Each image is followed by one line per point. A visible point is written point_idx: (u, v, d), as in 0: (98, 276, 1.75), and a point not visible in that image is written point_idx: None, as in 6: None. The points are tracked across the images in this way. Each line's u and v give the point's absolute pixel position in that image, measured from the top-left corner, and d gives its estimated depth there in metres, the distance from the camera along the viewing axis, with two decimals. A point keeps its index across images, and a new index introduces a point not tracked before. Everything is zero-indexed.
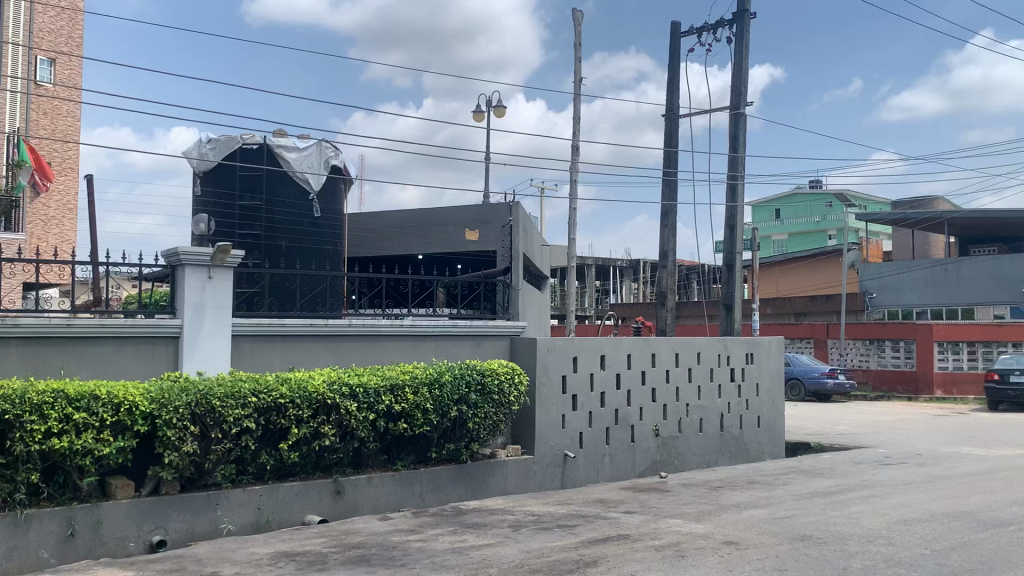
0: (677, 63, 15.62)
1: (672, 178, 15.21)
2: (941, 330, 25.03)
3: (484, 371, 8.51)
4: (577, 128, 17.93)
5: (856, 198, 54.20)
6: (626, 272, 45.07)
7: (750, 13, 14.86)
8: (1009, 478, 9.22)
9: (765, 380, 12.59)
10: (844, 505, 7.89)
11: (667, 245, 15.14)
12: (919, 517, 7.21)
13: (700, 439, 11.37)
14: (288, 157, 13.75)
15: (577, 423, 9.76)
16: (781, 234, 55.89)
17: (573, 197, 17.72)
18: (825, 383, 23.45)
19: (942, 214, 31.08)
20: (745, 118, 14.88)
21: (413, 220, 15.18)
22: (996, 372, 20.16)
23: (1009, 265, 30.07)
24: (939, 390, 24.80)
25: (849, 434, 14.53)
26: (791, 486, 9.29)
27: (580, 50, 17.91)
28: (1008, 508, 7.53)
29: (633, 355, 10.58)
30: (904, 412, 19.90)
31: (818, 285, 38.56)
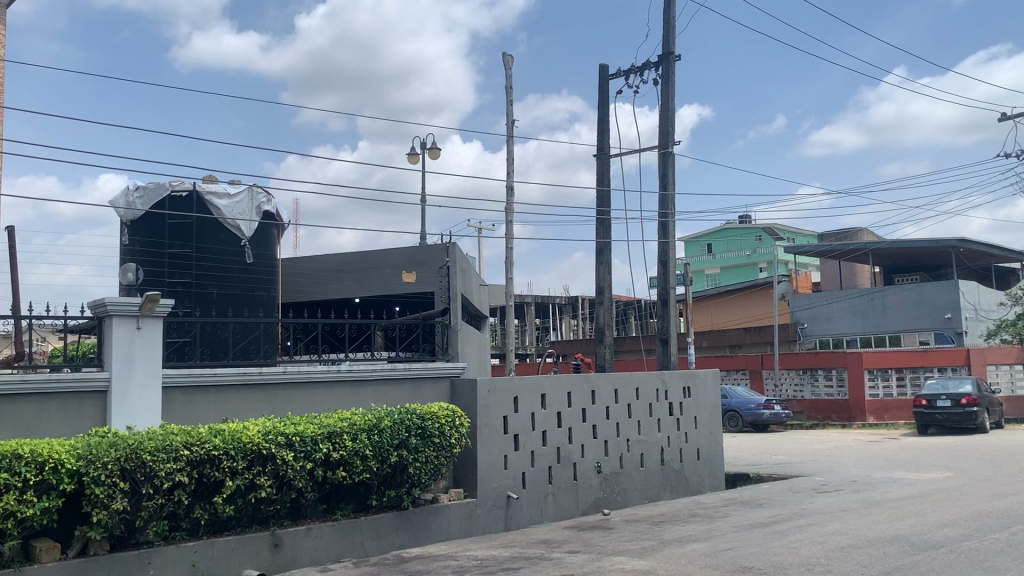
0: (606, 105, 15.97)
1: (606, 216, 15.44)
2: (870, 358, 25.78)
3: (423, 415, 8.42)
4: (511, 169, 18.10)
5: (784, 232, 55.79)
6: (565, 310, 45.27)
7: (675, 55, 15.31)
8: (939, 501, 9.46)
9: (702, 412, 12.76)
10: (783, 535, 7.99)
11: (603, 281, 15.32)
12: (854, 543, 7.35)
13: (641, 474, 11.41)
14: (219, 204, 13.51)
15: (520, 464, 9.71)
16: (713, 267, 56.99)
17: (509, 236, 17.82)
18: (762, 414, 23.81)
19: (867, 245, 32.13)
20: (673, 157, 15.24)
21: (349, 263, 15.08)
22: (924, 398, 20.76)
23: (930, 291, 31.09)
24: (871, 416, 25.56)
25: (787, 463, 14.76)
26: (732, 518, 9.38)
27: (510, 92, 18.16)
28: (939, 531, 7.72)
29: (572, 393, 10.62)
30: (838, 439, 20.33)
31: (750, 317, 39.42)
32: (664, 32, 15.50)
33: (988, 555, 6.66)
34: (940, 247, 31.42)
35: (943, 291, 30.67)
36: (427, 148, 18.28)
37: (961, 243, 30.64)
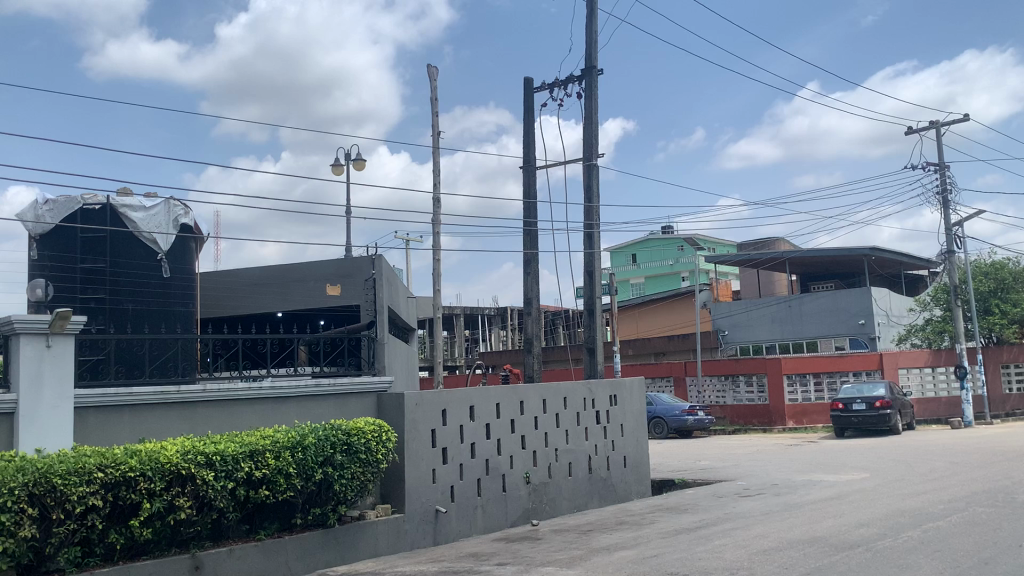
0: (531, 117, 16.09)
1: (533, 228, 15.53)
2: (789, 364, 26.51)
3: (349, 431, 8.30)
4: (436, 180, 18.07)
5: (705, 242, 57.13)
6: (494, 321, 45.39)
7: (597, 69, 15.52)
8: (856, 502, 9.78)
9: (629, 420, 12.92)
10: (707, 540, 8.11)
11: (531, 292, 15.37)
12: (777, 546, 7.52)
13: (570, 484, 11.48)
14: (134, 217, 13.09)
15: (448, 477, 9.64)
16: (638, 277, 57.84)
17: (436, 248, 17.77)
18: (685, 420, 24.25)
19: (785, 254, 33.05)
20: (598, 169, 15.43)
21: (272, 277, 14.75)
22: (840, 402, 21.41)
23: (844, 299, 32.19)
24: (791, 420, 26.27)
25: (710, 468, 15.03)
26: (658, 524, 9.51)
27: (435, 104, 18.15)
28: (855, 531, 7.95)
29: (501, 404, 10.62)
30: (761, 444, 20.81)
31: (674, 325, 40.11)
32: (587, 46, 15.71)
33: (901, 553, 6.89)
34: (853, 256, 32.56)
35: (857, 298, 31.81)
36: (352, 159, 18.09)
37: (873, 252, 31.81)
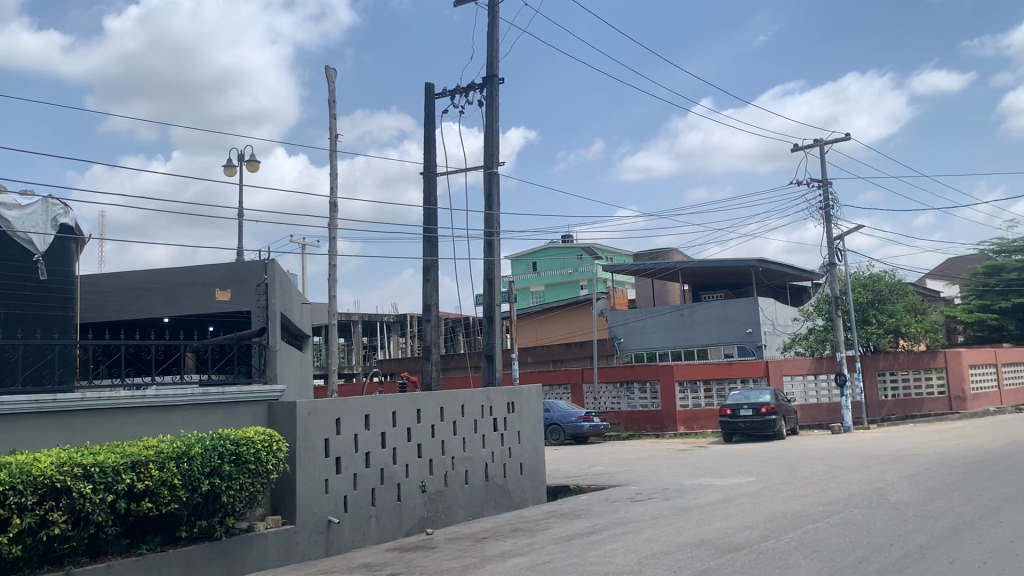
0: (432, 124, 16.03)
1: (432, 235, 15.47)
2: (680, 370, 27.30)
3: (238, 440, 8.05)
4: (334, 184, 17.79)
5: (603, 251, 58.19)
6: (392, 328, 44.96)
7: (499, 78, 15.61)
8: (741, 505, 10.12)
9: (526, 427, 13.01)
10: (599, 545, 8.25)
11: (430, 299, 15.29)
12: (665, 549, 7.71)
13: (466, 491, 11.46)
14: (8, 215, 12.28)
15: (341, 487, 9.48)
16: (538, 285, 58.38)
17: (333, 254, 17.49)
18: (582, 426, 24.59)
19: (678, 264, 34.00)
20: (498, 177, 15.50)
21: (157, 280, 14.23)
22: (728, 407, 22.14)
23: (733, 308, 33.39)
24: (682, 426, 27.02)
25: (604, 474, 15.28)
26: (552, 530, 9.61)
27: (333, 107, 17.87)
28: (740, 533, 8.22)
29: (397, 413, 10.52)
30: (654, 449, 21.30)
31: (571, 333, 40.66)
32: (488, 55, 15.78)
33: (782, 554, 7.17)
34: (742, 267, 33.77)
35: (745, 308, 33.05)
36: (246, 161, 17.61)
37: (760, 263, 33.06)
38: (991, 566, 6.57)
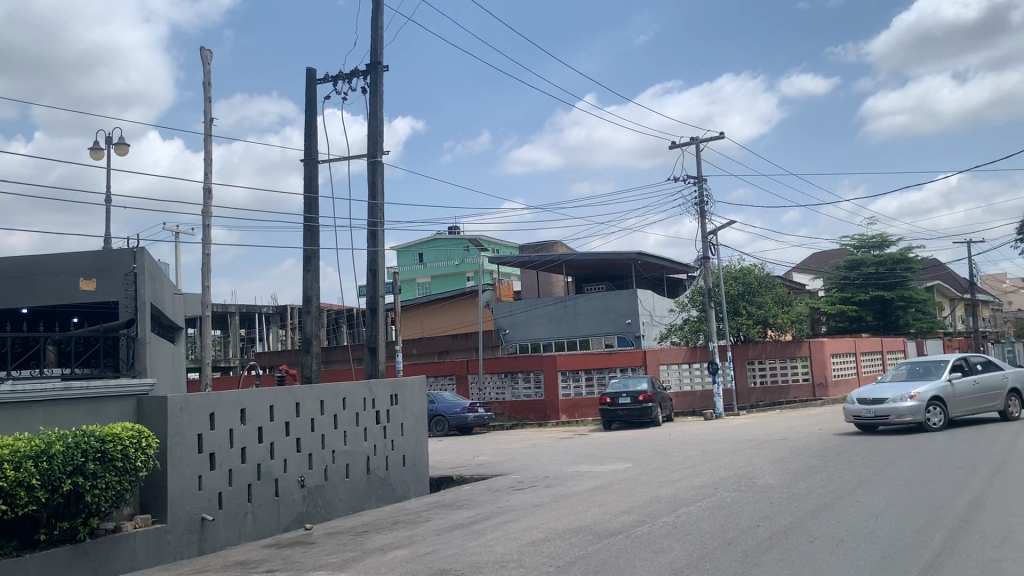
0: (313, 110, 15.68)
1: (313, 224, 15.15)
2: (563, 360, 27.78)
3: (104, 437, 7.67)
4: (209, 170, 17.19)
5: (489, 243, 58.45)
6: (272, 319, 43.84)
7: (383, 65, 15.42)
8: (618, 491, 10.41)
9: (408, 419, 12.96)
10: (479, 534, 8.31)
11: (310, 290, 14.98)
12: (544, 536, 7.84)
13: (346, 485, 11.31)
14: None
15: (216, 484, 9.18)
16: (424, 276, 58.13)
17: (207, 242, 16.87)
18: (466, 417, 24.66)
19: (561, 256, 34.51)
20: (382, 166, 15.32)
21: (16, 269, 13.39)
22: (608, 395, 22.67)
23: (614, 300, 34.21)
24: (564, 415, 27.53)
25: (487, 464, 15.38)
26: (434, 521, 9.60)
27: (209, 89, 17.23)
28: (617, 518, 8.45)
29: (275, 407, 10.26)
30: (536, 438, 21.61)
31: (456, 324, 40.71)
32: (372, 42, 15.57)
33: (657, 538, 7.41)
34: (622, 260, 34.61)
35: (625, 299, 33.95)
36: (114, 143, 16.78)
37: (639, 256, 33.97)
38: (847, 543, 6.98)
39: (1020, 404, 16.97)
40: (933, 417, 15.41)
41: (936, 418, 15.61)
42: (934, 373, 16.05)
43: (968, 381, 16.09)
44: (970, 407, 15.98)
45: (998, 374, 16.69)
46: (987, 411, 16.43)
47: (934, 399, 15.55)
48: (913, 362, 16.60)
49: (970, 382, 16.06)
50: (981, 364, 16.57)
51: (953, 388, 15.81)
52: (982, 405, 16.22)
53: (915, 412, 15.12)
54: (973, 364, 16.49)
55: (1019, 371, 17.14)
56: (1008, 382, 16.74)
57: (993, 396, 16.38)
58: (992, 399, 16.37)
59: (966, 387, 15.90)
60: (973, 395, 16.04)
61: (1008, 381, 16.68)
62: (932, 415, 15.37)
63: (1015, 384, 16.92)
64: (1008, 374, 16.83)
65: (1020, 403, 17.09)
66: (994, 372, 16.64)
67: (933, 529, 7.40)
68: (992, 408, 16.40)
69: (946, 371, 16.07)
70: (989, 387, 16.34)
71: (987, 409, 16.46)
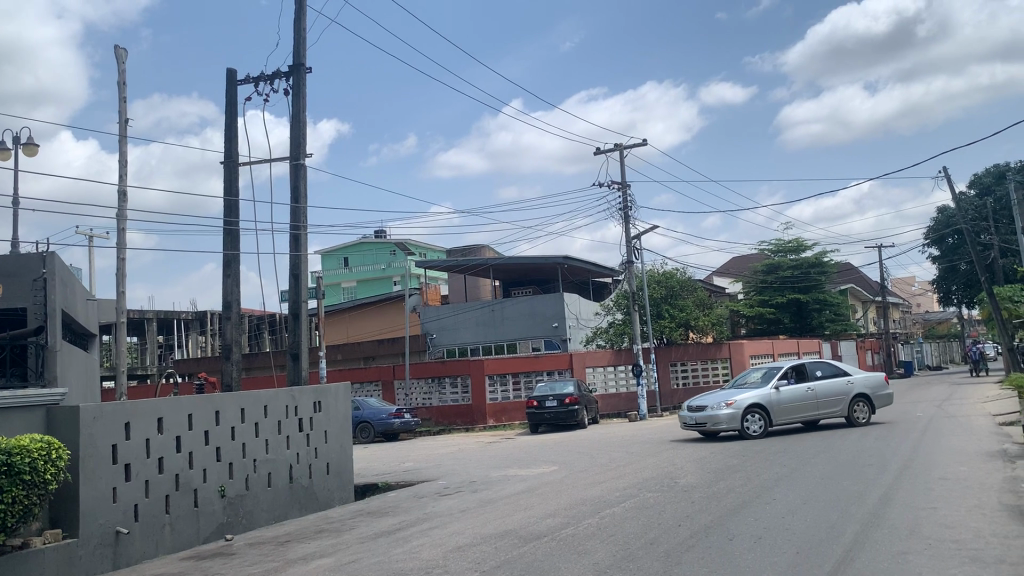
0: (232, 111, 15.37)
1: (233, 227, 14.84)
2: (490, 364, 27.81)
3: (10, 450, 7.32)
4: (124, 172, 16.66)
5: (415, 247, 58.15)
6: (192, 325, 42.72)
7: (305, 67, 15.20)
8: (543, 494, 10.47)
9: (332, 426, 12.79)
10: (405, 541, 8.25)
11: (231, 295, 14.66)
12: (470, 541, 7.83)
13: (268, 494, 11.09)
14: None
15: (131, 495, 8.89)
16: (349, 281, 57.50)
17: (122, 246, 16.35)
18: (392, 423, 24.46)
19: (488, 260, 34.55)
20: (304, 169, 15.10)
21: None
22: (535, 399, 22.77)
23: (541, 304, 34.44)
24: (491, 419, 27.54)
25: (412, 470, 15.28)
26: (358, 529, 9.50)
27: (123, 89, 16.71)
28: (543, 522, 8.49)
29: (193, 416, 10.01)
30: (462, 443, 21.57)
31: (382, 329, 40.36)
32: (294, 43, 15.34)
33: (581, 540, 7.47)
34: (548, 264, 34.85)
35: (553, 303, 34.19)
36: (22, 143, 16.12)
37: (565, 260, 34.25)
38: (765, 540, 7.16)
39: (869, 409, 16.65)
40: (753, 424, 15.76)
41: (760, 425, 15.96)
42: (766, 380, 16.34)
43: (800, 387, 16.21)
44: (801, 414, 16.10)
45: (841, 380, 16.58)
46: (829, 416, 16.36)
47: (757, 407, 15.91)
48: (758, 369, 16.86)
49: (801, 389, 16.16)
50: (821, 370, 16.52)
51: (779, 395, 16.05)
52: (819, 411, 16.21)
53: (730, 419, 15.58)
54: (812, 370, 16.49)
55: (870, 375, 16.83)
56: (853, 387, 16.54)
57: (832, 402, 16.32)
58: (831, 405, 16.32)
59: (794, 394, 16.04)
60: (806, 401, 16.13)
61: (852, 387, 16.47)
62: (751, 423, 15.74)
63: (865, 389, 16.65)
64: (854, 378, 16.65)
65: (871, 407, 16.70)
66: (836, 378, 16.54)
67: (846, 524, 7.65)
68: (832, 414, 16.33)
69: (777, 377, 16.28)
70: (826, 393, 16.28)
71: (830, 414, 16.38)
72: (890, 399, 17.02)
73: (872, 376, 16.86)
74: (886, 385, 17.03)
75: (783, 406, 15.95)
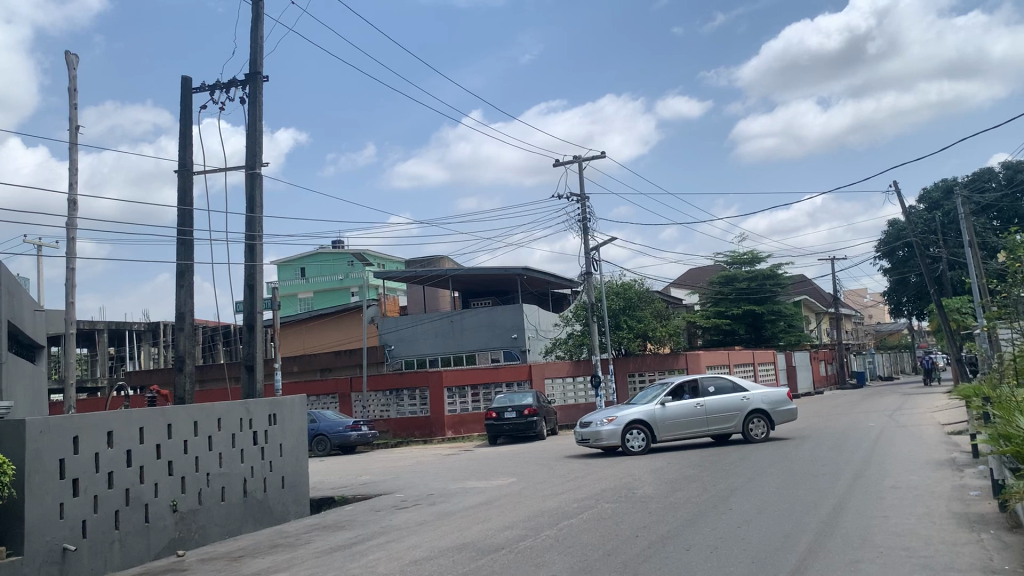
0: (187, 120, 15.15)
1: (187, 237, 14.61)
2: (449, 376, 27.70)
3: None
4: (75, 180, 16.33)
5: (374, 257, 57.85)
6: (144, 336, 41.95)
7: (262, 75, 15.06)
8: (500, 507, 10.44)
9: (287, 439, 12.62)
10: (361, 555, 8.17)
11: (184, 306, 14.41)
12: (428, 555, 7.77)
13: (222, 509, 10.90)
14: None
15: (79, 511, 8.67)
16: (306, 291, 56.99)
17: (71, 256, 16.00)
18: (349, 435, 24.23)
19: (448, 271, 34.48)
20: (261, 178, 14.94)
21: None
22: (494, 410, 22.74)
23: (499, 315, 34.46)
24: (450, 431, 27.41)
25: (370, 483, 15.14)
26: (314, 543, 9.37)
27: (74, 96, 16.40)
28: (501, 534, 8.46)
29: (145, 429, 9.80)
30: (420, 455, 21.44)
31: (340, 341, 39.99)
32: (251, 52, 15.19)
33: (539, 552, 7.46)
34: (508, 275, 34.88)
35: (512, 314, 34.23)
36: None
37: (525, 271, 34.32)
38: (722, 550, 7.22)
39: (766, 425, 16.48)
40: (634, 440, 15.95)
41: (645, 442, 16.10)
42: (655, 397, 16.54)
43: (687, 404, 16.30)
44: (687, 430, 16.18)
45: (737, 397, 16.55)
46: (718, 432, 16.33)
47: (640, 423, 16.05)
48: (655, 386, 17.02)
49: (688, 404, 16.27)
50: (714, 387, 16.55)
51: (665, 411, 16.19)
52: (709, 427, 16.25)
53: (610, 435, 15.77)
54: (706, 387, 16.54)
55: (768, 392, 16.69)
56: (749, 403, 16.46)
57: (723, 418, 16.33)
58: (722, 421, 16.34)
59: (678, 410, 16.17)
60: (695, 417, 16.21)
61: (747, 403, 16.41)
62: (633, 439, 15.90)
63: (761, 404, 16.53)
64: (750, 395, 16.57)
65: (768, 423, 16.48)
66: (730, 394, 16.50)
67: (800, 534, 7.72)
68: (723, 429, 16.32)
69: (665, 395, 16.46)
70: (715, 409, 16.29)
71: (723, 430, 16.37)
72: (792, 415, 16.80)
73: (772, 392, 16.73)
74: (788, 401, 16.85)
75: (667, 422, 16.10)
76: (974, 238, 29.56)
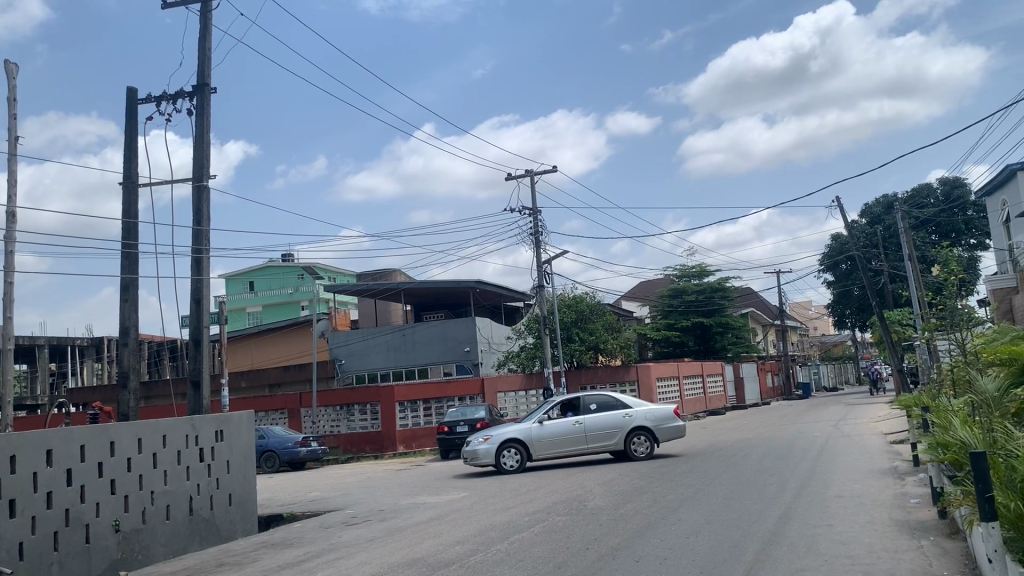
0: (132, 131, 14.89)
1: (132, 250, 14.33)
2: (401, 391, 27.52)
3: None
4: (14, 192, 15.93)
5: (324, 271, 57.36)
6: (87, 352, 40.97)
7: (210, 87, 14.88)
8: (449, 521, 10.39)
9: (235, 456, 12.42)
10: (310, 573, 8.05)
11: (128, 321, 14.12)
12: (379, 571, 7.71)
13: (167, 528, 10.68)
14: None
15: (16, 532, 8.40)
16: (255, 305, 56.23)
17: (8, 270, 15.58)
18: (298, 452, 23.90)
19: (399, 284, 34.31)
20: (208, 191, 14.73)
21: None
22: (445, 425, 22.66)
23: (451, 328, 34.38)
24: (401, 445, 27.19)
25: (320, 499, 14.94)
26: (261, 562, 9.22)
27: (13, 106, 16.01)
28: (452, 549, 8.43)
29: (86, 446, 9.57)
30: (370, 471, 21.25)
31: (289, 356, 39.50)
32: (198, 63, 15.01)
33: (489, 567, 7.44)
34: (460, 288, 34.83)
35: (464, 327, 34.18)
36: None
37: (478, 284, 34.31)
38: (670, 561, 7.28)
39: (648, 441, 16.33)
40: (508, 459, 16.21)
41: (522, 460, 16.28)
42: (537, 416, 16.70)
43: (566, 422, 16.39)
44: (563, 449, 16.30)
45: (618, 414, 16.48)
46: (596, 450, 16.33)
47: (515, 442, 16.25)
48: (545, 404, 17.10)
49: (567, 422, 16.36)
50: (596, 404, 16.56)
51: (541, 430, 16.34)
52: (587, 444, 16.27)
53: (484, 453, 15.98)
54: (587, 404, 16.57)
55: (651, 409, 16.53)
56: (630, 421, 16.35)
57: (604, 435, 16.29)
58: (602, 439, 16.31)
59: (555, 428, 16.29)
60: (573, 435, 16.29)
61: (627, 420, 16.32)
62: (507, 458, 16.12)
63: (644, 421, 16.39)
64: (632, 412, 16.46)
65: (647, 441, 16.33)
66: (610, 412, 16.46)
67: (747, 543, 7.82)
68: (603, 447, 16.31)
69: (549, 413, 16.58)
70: (593, 427, 16.30)
71: (603, 448, 16.34)
72: (679, 432, 16.55)
73: (656, 409, 16.59)
74: (675, 418, 16.61)
75: (542, 441, 16.27)
76: (913, 252, 30.36)
